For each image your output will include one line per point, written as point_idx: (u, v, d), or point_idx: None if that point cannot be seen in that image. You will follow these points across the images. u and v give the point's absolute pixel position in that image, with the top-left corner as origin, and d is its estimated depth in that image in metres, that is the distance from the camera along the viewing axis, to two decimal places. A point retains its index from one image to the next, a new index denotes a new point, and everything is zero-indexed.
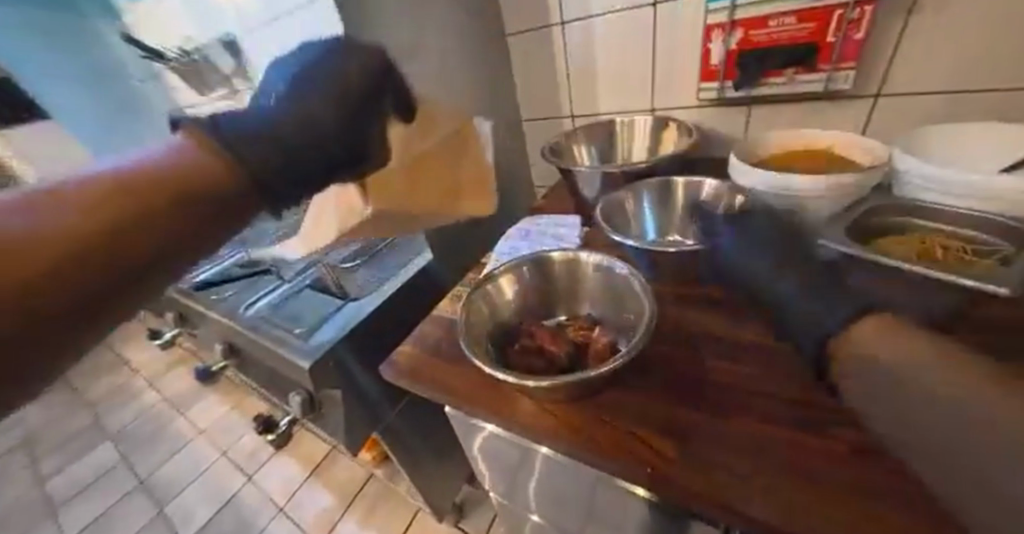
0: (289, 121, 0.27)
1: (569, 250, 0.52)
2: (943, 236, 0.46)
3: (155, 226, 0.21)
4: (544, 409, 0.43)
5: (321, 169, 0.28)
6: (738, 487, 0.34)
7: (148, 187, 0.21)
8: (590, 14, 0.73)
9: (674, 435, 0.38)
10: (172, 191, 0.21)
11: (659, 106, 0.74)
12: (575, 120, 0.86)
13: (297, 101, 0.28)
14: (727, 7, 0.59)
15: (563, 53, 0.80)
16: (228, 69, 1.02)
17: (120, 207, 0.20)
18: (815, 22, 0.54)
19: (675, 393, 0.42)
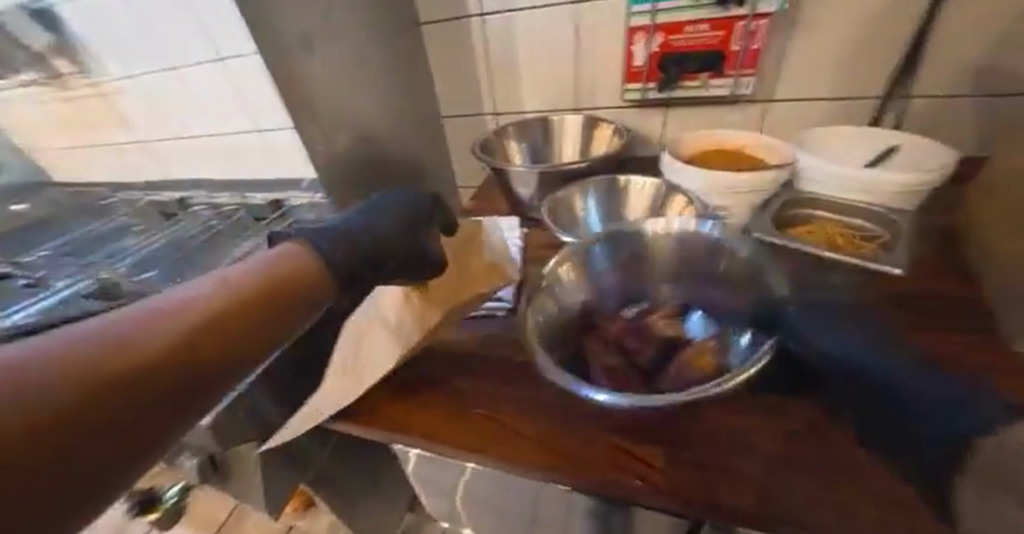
0: (364, 232, 0.37)
1: (663, 222, 0.51)
2: (837, 226, 0.53)
3: (253, 337, 0.26)
4: (519, 438, 0.39)
5: (359, 283, 0.36)
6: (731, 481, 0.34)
7: (259, 297, 0.27)
8: (513, 7, 0.70)
9: (659, 441, 0.37)
10: (267, 303, 0.28)
11: (583, 105, 0.75)
12: (497, 117, 0.83)
13: (369, 216, 0.40)
14: (649, 10, 0.61)
15: (483, 48, 0.76)
16: (36, 45, 0.75)
17: (220, 320, 0.25)
18: (724, 31, 0.59)
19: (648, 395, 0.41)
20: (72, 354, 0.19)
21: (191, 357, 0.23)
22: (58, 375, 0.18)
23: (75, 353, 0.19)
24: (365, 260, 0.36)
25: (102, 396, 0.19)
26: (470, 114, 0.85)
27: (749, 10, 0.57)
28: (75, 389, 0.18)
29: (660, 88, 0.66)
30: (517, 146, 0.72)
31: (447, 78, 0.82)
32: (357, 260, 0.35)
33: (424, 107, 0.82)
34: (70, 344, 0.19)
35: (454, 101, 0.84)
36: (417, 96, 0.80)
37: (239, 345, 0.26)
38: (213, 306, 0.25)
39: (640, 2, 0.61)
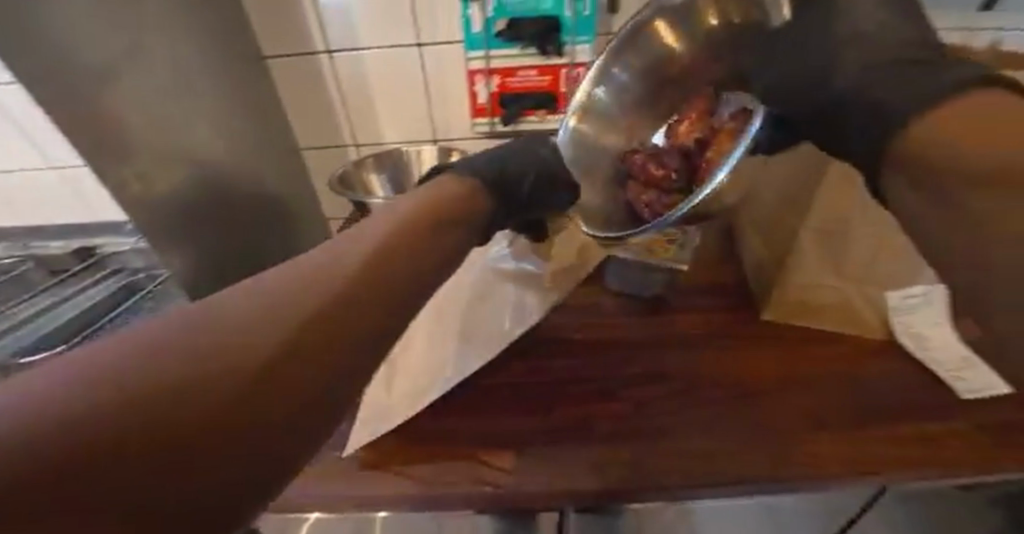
0: (500, 156, 0.43)
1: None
2: None
3: (413, 285, 0.26)
4: (380, 469, 0.41)
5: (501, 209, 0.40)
6: (568, 466, 0.40)
7: (413, 226, 0.28)
8: (359, 46, 0.73)
9: (508, 444, 0.42)
10: (419, 246, 0.28)
11: (440, 136, 0.80)
12: (358, 147, 0.83)
13: (523, 148, 0.45)
14: (483, 56, 0.69)
15: (335, 82, 0.77)
16: None
17: (384, 271, 0.25)
18: (551, 76, 0.69)
19: (503, 404, 0.46)
20: (243, 335, 0.18)
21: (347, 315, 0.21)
22: (222, 349, 0.17)
23: (245, 326, 0.19)
24: (513, 198, 0.42)
25: (274, 364, 0.18)
26: (330, 144, 0.84)
27: (569, 60, 0.68)
28: (247, 362, 0.18)
29: (504, 123, 0.74)
30: (378, 177, 0.74)
31: (301, 111, 0.81)
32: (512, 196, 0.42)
33: (277, 139, 0.79)
34: (241, 322, 0.19)
35: (311, 133, 0.83)
36: (266, 129, 0.77)
37: (404, 292, 0.25)
38: (372, 261, 0.24)
39: (473, 48, 0.68)
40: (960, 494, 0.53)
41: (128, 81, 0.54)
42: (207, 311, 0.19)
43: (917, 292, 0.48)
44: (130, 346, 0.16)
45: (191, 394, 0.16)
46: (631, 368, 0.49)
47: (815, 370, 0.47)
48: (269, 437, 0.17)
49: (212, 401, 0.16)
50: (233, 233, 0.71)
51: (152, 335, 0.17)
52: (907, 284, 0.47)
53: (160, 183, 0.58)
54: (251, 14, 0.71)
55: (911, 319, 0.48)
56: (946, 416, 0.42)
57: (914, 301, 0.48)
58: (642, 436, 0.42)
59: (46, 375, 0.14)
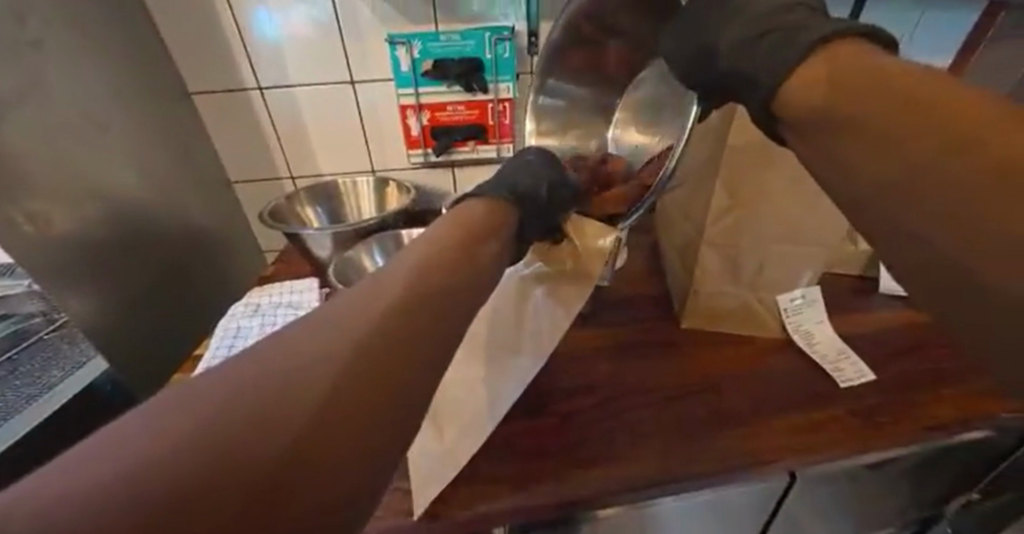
0: (511, 176, 0.38)
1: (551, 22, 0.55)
2: None
3: (458, 295, 0.25)
4: None
5: (531, 217, 0.37)
6: (500, 482, 0.41)
7: (447, 241, 0.28)
8: (290, 82, 0.74)
9: None
10: (459, 257, 0.27)
11: (376, 167, 0.82)
12: (294, 180, 0.84)
13: (533, 160, 0.40)
14: (412, 93, 0.72)
15: (267, 117, 0.77)
16: None
17: (436, 276, 0.25)
18: (479, 110, 0.73)
19: None
20: (305, 377, 0.18)
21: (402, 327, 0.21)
22: (281, 395, 0.17)
23: (297, 353, 0.18)
24: (541, 210, 0.38)
25: (339, 402, 0.18)
26: (264, 177, 0.83)
27: (495, 96, 0.72)
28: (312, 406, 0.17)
29: (437, 154, 0.77)
30: (313, 210, 0.74)
31: (231, 146, 0.80)
32: (538, 208, 0.37)
33: (202, 173, 0.77)
34: (298, 361, 0.18)
35: (242, 167, 0.82)
36: (190, 165, 0.75)
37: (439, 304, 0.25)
38: (417, 282, 0.23)
39: (403, 86, 0.72)
40: (872, 482, 0.57)
41: (29, 119, 0.52)
42: (266, 351, 0.18)
43: (799, 294, 0.54)
44: (188, 401, 0.16)
45: (257, 446, 0.15)
46: (558, 381, 0.51)
47: (725, 372, 0.51)
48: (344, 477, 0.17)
49: (280, 451, 0.16)
50: (152, 272, 0.68)
51: (214, 383, 0.17)
52: (796, 287, 0.54)
53: (66, 222, 0.55)
54: (173, 52, 0.71)
55: (799, 318, 0.54)
56: (832, 404, 0.47)
57: (800, 302, 0.54)
58: (567, 447, 0.44)
59: (124, 442, 0.14)
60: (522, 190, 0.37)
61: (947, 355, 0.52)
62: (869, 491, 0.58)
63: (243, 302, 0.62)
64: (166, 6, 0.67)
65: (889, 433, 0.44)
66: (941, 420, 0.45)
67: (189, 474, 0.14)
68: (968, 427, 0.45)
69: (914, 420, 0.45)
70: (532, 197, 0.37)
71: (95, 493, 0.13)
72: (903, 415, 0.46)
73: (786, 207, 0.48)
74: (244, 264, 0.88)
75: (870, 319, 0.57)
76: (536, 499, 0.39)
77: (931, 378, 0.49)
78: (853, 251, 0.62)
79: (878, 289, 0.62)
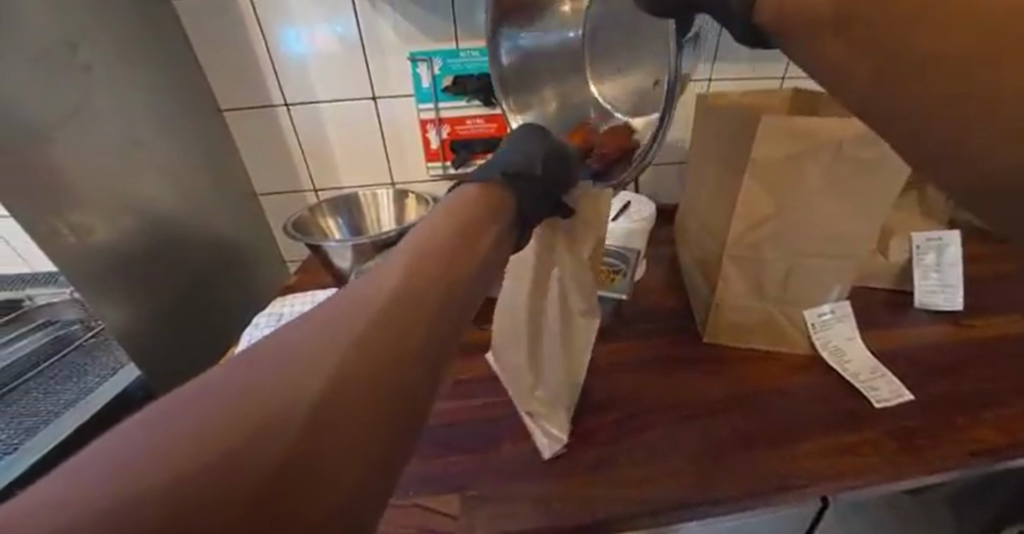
0: (503, 159, 0.37)
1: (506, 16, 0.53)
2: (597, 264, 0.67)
3: (460, 306, 0.25)
4: None
5: (535, 193, 0.36)
6: (516, 500, 0.40)
7: (446, 231, 0.28)
8: (315, 98, 0.77)
9: (454, 484, 0.42)
10: (455, 249, 0.27)
11: (396, 180, 0.84)
12: (317, 192, 0.86)
13: (523, 139, 0.39)
14: (433, 108, 0.74)
15: (292, 132, 0.80)
16: None
17: (434, 266, 0.25)
18: (497, 123, 0.74)
19: (453, 444, 0.46)
20: (307, 371, 0.17)
21: (407, 316, 0.21)
22: (287, 390, 0.16)
23: (306, 341, 0.18)
24: (540, 190, 0.36)
25: (346, 396, 0.17)
26: (288, 191, 0.86)
27: None
28: (320, 398, 0.16)
29: (455, 167, 0.78)
30: (335, 221, 0.76)
31: (259, 161, 0.83)
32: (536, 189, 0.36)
33: (231, 187, 0.80)
34: (302, 353, 0.17)
35: (269, 181, 0.85)
36: (219, 179, 0.78)
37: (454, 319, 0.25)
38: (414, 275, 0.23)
39: (424, 101, 0.74)
40: (915, 508, 0.54)
41: (74, 136, 0.55)
42: (268, 351, 0.18)
43: (828, 309, 0.52)
44: (193, 403, 0.15)
45: (268, 436, 0.15)
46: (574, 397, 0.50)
47: (751, 391, 0.50)
48: (353, 472, 0.16)
49: (287, 443, 0.15)
50: (183, 282, 0.70)
51: (223, 381, 0.16)
52: (824, 303, 0.52)
53: (103, 233, 0.57)
54: (207, 72, 0.74)
55: (828, 334, 0.52)
56: (865, 426, 0.45)
57: (828, 317, 0.52)
58: (584, 466, 0.43)
59: (141, 430, 0.14)
60: (516, 169, 0.35)
61: (992, 376, 0.49)
62: (912, 519, 0.55)
63: (266, 312, 0.63)
64: (202, 30, 0.71)
65: (930, 459, 0.41)
66: (987, 446, 0.42)
67: (206, 466, 0.13)
68: (1018, 454, 0.41)
69: (958, 446, 0.42)
70: (530, 173, 0.35)
71: (105, 485, 0.11)
72: (945, 440, 0.43)
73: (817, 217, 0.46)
74: (266, 275, 0.90)
75: (905, 335, 0.55)
76: (554, 519, 0.38)
77: (973, 400, 0.46)
78: (885, 263, 0.60)
79: (913, 303, 0.59)
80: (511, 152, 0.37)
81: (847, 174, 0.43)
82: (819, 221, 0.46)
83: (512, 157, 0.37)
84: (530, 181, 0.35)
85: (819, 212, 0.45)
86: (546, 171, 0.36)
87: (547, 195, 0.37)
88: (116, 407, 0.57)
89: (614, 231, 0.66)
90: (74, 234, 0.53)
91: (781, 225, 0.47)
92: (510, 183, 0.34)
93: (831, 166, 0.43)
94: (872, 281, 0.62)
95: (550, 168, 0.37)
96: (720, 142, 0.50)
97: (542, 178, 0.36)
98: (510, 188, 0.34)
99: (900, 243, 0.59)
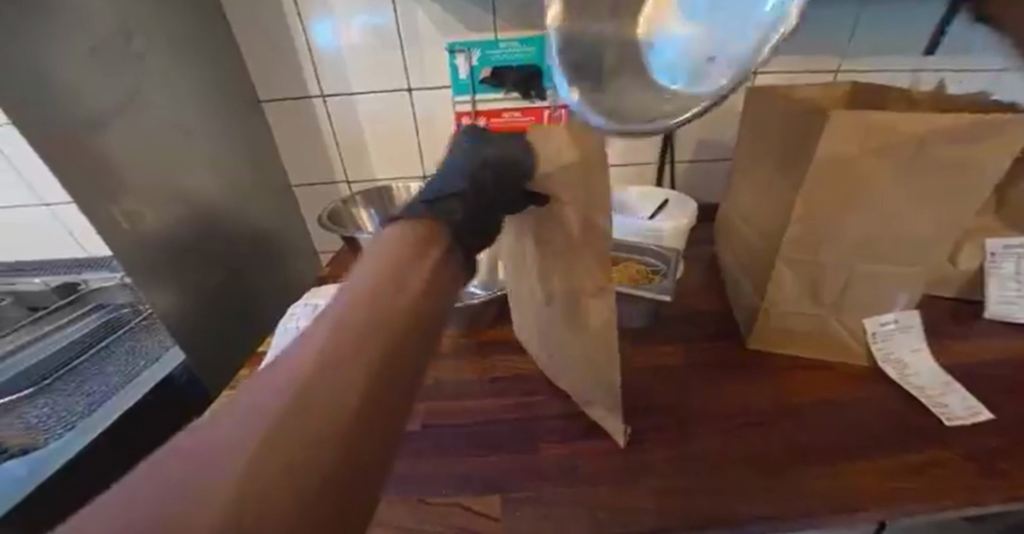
0: (439, 187, 0.36)
1: None
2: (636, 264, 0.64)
3: None
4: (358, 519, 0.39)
5: (479, 211, 0.34)
6: (556, 505, 0.39)
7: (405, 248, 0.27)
8: (352, 90, 0.77)
9: (490, 485, 0.41)
10: (420, 266, 0.26)
11: (428, 172, 0.83)
12: (350, 184, 0.86)
13: (462, 166, 0.38)
14: (470, 100, 0.73)
15: (328, 124, 0.80)
16: None
17: (401, 278, 0.24)
18: (535, 117, 0.72)
19: (488, 443, 0.45)
20: (330, 392, 0.16)
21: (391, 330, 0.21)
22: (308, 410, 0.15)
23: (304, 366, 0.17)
24: (482, 203, 0.35)
25: (367, 421, 0.16)
26: (322, 182, 0.87)
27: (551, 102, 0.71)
28: (332, 424, 0.15)
29: None
30: (369, 213, 0.75)
31: (295, 152, 0.84)
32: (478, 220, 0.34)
33: (269, 177, 0.82)
34: (313, 371, 0.16)
35: (305, 172, 0.86)
36: (258, 169, 0.79)
37: None
38: (374, 296, 0.21)
39: (461, 92, 0.73)
40: None
41: (128, 124, 0.56)
42: (263, 387, 0.16)
43: (890, 318, 0.48)
44: (202, 449, 0.13)
45: (304, 461, 0.13)
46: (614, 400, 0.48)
47: (803, 402, 0.47)
48: (341, 483, 0.14)
49: (316, 470, 0.13)
50: (221, 270, 0.71)
51: (220, 426, 0.14)
52: (887, 311, 0.48)
53: (152, 220, 0.58)
54: (249, 63, 0.75)
55: (889, 345, 0.49)
56: (933, 445, 0.42)
57: (891, 327, 0.49)
58: (625, 473, 0.41)
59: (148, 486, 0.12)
60: (455, 195, 0.33)
61: None
62: None
63: (302, 302, 0.64)
64: (244, 20, 0.72)
65: (1009, 485, 0.38)
66: None
67: (242, 506, 0.11)
68: None
69: None
70: (476, 202, 0.35)
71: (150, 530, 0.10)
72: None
73: (885, 219, 0.42)
74: (300, 265, 0.91)
75: (974, 349, 0.51)
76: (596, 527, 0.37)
77: None
78: (952, 271, 0.56)
79: (982, 314, 0.55)
80: (440, 181, 0.36)
81: (924, 173, 0.40)
82: (888, 224, 0.42)
83: (446, 186, 0.35)
84: (457, 194, 0.34)
85: (889, 213, 0.42)
86: (484, 190, 0.36)
87: (491, 214, 0.36)
88: (164, 391, 0.59)
89: (654, 230, 0.64)
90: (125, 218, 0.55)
91: (844, 226, 0.43)
92: (443, 206, 0.33)
93: (907, 164, 0.39)
94: (935, 289, 0.58)
95: (487, 187, 0.36)
96: (780, 135, 0.47)
97: (473, 198, 0.35)
98: (460, 210, 0.33)
99: (971, 250, 0.54)
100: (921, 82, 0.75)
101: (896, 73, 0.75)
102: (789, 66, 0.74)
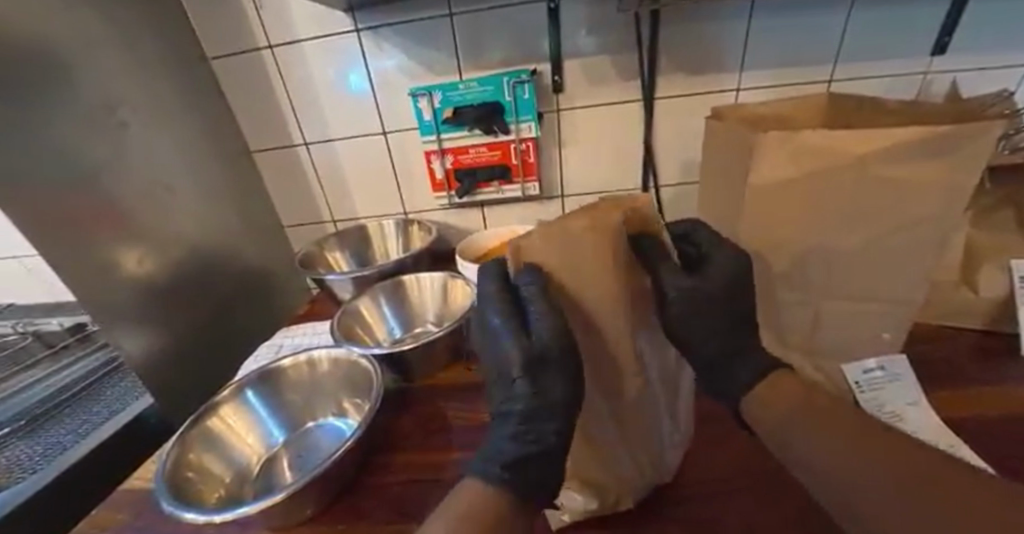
0: None
1: None
2: None
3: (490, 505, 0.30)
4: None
5: None
6: None
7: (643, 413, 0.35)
8: (329, 137, 0.80)
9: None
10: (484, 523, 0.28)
11: (408, 210, 0.85)
12: (335, 223, 0.89)
13: None
14: (435, 140, 0.74)
15: (312, 169, 0.83)
16: None
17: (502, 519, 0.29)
18: (500, 150, 0.74)
19: (399, 505, 0.42)
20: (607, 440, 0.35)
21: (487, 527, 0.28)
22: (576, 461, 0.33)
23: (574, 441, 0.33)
24: None
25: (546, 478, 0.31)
26: (311, 224, 0.90)
27: (516, 136, 0.73)
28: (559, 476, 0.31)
29: (459, 196, 0.78)
30: (342, 255, 0.81)
31: (284, 197, 0.87)
32: (538, 416, 0.33)
33: (260, 222, 0.86)
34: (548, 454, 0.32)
35: (294, 214, 0.89)
36: (245, 213, 0.82)
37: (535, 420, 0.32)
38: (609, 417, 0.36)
39: (426, 133, 0.74)
40: None
41: (110, 182, 0.60)
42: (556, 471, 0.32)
43: (870, 367, 0.44)
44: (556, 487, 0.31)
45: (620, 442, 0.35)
46: None
47: (751, 452, 0.43)
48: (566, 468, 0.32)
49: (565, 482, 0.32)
50: (199, 311, 0.72)
51: None
52: (862, 352, 0.43)
53: (125, 270, 0.60)
54: (239, 119, 0.80)
55: (879, 396, 0.43)
56: None
57: (875, 375, 0.44)
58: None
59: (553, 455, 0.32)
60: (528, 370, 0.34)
61: None
62: None
63: (268, 343, 0.65)
64: (233, 81, 0.77)
65: None
66: None
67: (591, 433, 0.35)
68: None
69: None
70: None
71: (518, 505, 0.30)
72: None
73: (852, 236, 0.39)
74: (285, 299, 0.92)
75: (995, 394, 0.44)
76: None
77: None
78: (971, 299, 0.49)
79: (1015, 351, 0.48)
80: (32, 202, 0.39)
81: (871, 196, 0.37)
82: (855, 245, 0.39)
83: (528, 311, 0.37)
84: None
85: (845, 229, 0.39)
86: None
87: None
88: (129, 432, 0.61)
89: None
90: (78, 266, 0.54)
91: (803, 242, 0.40)
92: None
93: (858, 188, 0.37)
94: (948, 320, 0.52)
95: None
96: (734, 162, 0.45)
97: None
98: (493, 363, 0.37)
99: (992, 273, 0.47)
100: (931, 89, 0.68)
101: (901, 80, 0.68)
102: (772, 80, 0.69)
